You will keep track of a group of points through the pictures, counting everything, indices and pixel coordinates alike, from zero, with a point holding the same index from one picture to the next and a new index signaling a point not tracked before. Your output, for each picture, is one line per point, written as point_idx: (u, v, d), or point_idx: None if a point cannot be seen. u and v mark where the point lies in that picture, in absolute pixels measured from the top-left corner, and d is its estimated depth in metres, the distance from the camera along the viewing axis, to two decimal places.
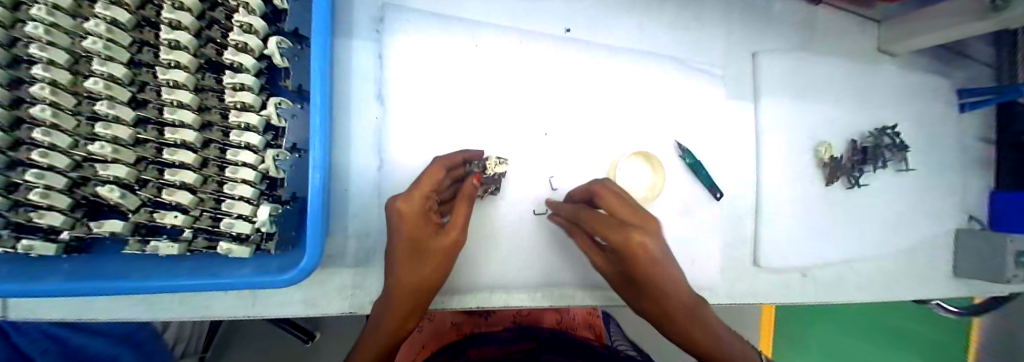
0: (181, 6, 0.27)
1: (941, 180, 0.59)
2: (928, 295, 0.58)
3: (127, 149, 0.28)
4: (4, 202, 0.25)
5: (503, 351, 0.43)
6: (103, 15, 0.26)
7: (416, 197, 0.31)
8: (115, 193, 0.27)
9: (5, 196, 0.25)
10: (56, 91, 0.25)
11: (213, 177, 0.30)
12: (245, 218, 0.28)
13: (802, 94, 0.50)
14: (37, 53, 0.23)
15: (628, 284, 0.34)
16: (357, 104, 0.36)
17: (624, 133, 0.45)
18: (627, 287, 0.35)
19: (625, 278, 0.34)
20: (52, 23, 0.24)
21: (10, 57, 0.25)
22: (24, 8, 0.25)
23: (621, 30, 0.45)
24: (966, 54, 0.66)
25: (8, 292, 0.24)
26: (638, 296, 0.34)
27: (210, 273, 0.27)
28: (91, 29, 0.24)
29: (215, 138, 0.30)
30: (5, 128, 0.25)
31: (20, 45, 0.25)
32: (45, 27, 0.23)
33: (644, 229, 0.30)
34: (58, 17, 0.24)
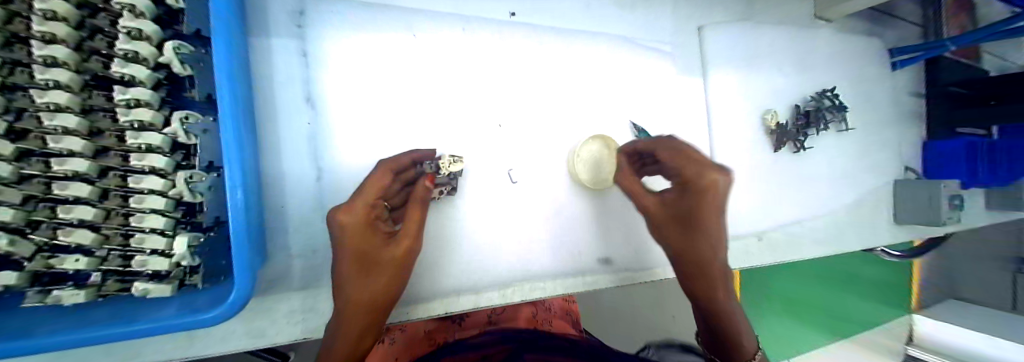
0: (54, 16, 0.23)
1: (879, 135, 0.63)
2: (873, 244, 0.63)
3: (10, 188, 0.24)
4: None
5: (482, 356, 0.43)
6: None
7: (359, 208, 0.29)
8: (4, 242, 0.23)
9: None
10: None
11: (116, 210, 0.27)
12: (160, 252, 0.26)
13: (749, 64, 0.51)
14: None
15: (671, 221, 0.36)
16: (285, 111, 0.33)
17: (577, 118, 0.44)
18: (672, 229, 0.36)
19: (680, 218, 0.35)
20: None
21: None
22: None
23: (565, 9, 0.43)
24: (896, 15, 0.69)
25: None
26: (683, 237, 0.35)
27: (126, 320, 0.25)
28: None
29: (114, 164, 0.27)
30: None
31: None
32: None
33: (722, 177, 0.33)
34: None
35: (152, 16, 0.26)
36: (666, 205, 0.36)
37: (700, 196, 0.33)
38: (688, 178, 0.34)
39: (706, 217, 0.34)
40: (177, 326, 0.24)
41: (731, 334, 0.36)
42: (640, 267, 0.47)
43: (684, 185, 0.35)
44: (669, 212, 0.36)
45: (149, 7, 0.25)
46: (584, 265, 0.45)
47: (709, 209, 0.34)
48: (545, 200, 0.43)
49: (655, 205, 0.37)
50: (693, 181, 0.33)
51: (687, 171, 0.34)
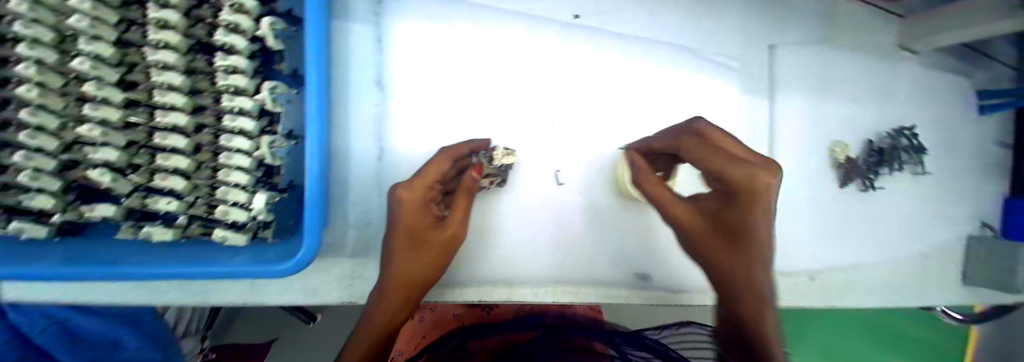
0: None
1: (959, 184, 0.57)
2: (937, 303, 0.57)
3: (118, 132, 0.27)
4: None
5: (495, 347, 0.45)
6: None
7: (419, 186, 0.29)
8: (105, 177, 0.26)
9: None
10: (44, 71, 0.25)
11: (207, 163, 0.29)
12: (241, 205, 0.28)
13: (820, 90, 0.48)
14: (22, 30, 0.23)
15: (713, 231, 0.27)
16: (355, 90, 0.34)
17: (631, 128, 0.43)
18: (721, 250, 0.27)
19: (718, 227, 0.27)
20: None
21: None
22: None
23: (634, 15, 0.42)
24: (993, 54, 0.63)
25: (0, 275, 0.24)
26: (732, 260, 0.26)
27: (205, 261, 0.27)
28: (75, 5, 0.23)
29: (207, 123, 0.28)
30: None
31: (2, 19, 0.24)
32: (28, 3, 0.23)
33: (771, 173, 0.23)
34: None
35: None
36: (702, 212, 0.28)
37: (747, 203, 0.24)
38: (730, 180, 0.25)
39: (753, 234, 0.25)
40: (250, 274, 0.26)
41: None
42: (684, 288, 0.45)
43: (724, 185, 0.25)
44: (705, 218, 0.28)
45: None
46: (613, 275, 0.43)
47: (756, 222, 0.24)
48: (585, 205, 0.43)
49: (686, 212, 0.28)
50: (738, 184, 0.24)
51: (719, 166, 0.25)
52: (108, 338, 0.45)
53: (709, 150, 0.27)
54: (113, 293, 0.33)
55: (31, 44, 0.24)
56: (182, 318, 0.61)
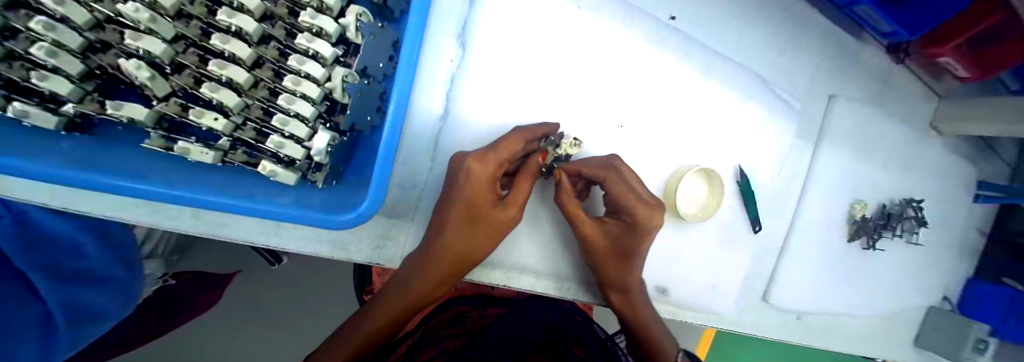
0: None
1: (939, 260, 0.62)
2: (890, 359, 0.62)
3: (165, 20, 0.23)
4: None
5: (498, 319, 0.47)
6: None
7: (491, 160, 0.28)
8: (142, 71, 0.22)
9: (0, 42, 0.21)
10: None
11: (265, 82, 0.26)
12: (296, 139, 0.25)
13: (859, 148, 0.49)
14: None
15: (610, 253, 0.34)
16: (434, 42, 0.32)
17: (692, 146, 0.41)
18: (608, 262, 0.35)
19: (616, 249, 0.34)
20: None
21: None
22: None
23: (723, 32, 0.40)
24: (995, 150, 0.68)
25: None
26: (615, 270, 0.35)
27: (246, 195, 0.24)
28: None
29: (278, 36, 0.25)
30: None
31: None
32: None
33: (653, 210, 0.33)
34: None
35: None
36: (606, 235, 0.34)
37: (641, 236, 0.34)
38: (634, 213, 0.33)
39: (636, 255, 0.35)
40: (300, 220, 0.24)
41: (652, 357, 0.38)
42: (697, 309, 0.45)
43: (628, 219, 0.34)
44: (608, 241, 0.34)
45: None
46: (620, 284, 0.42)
47: (641, 244, 0.34)
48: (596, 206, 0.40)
49: (591, 234, 0.33)
50: (640, 218, 0.33)
51: (631, 203, 0.33)
52: (66, 243, 0.36)
53: (623, 187, 0.33)
54: (99, 204, 0.27)
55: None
56: (151, 234, 0.50)
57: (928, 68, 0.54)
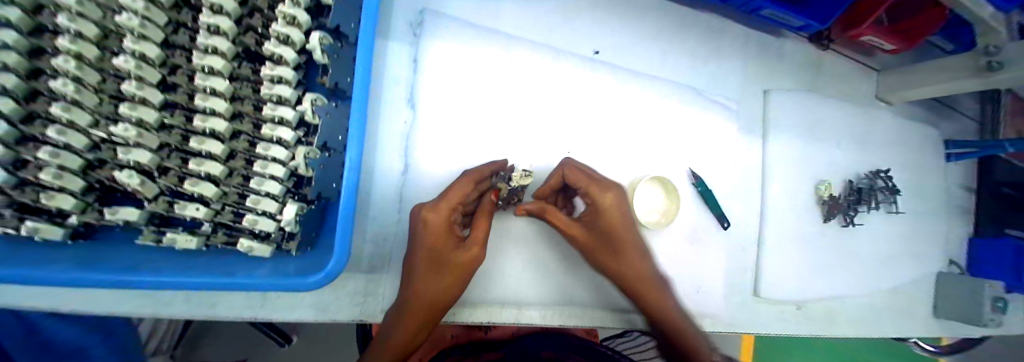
0: None
1: (928, 224, 0.62)
2: (914, 336, 0.59)
3: (151, 133, 0.28)
4: (8, 177, 0.26)
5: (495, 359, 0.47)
6: None
7: (443, 208, 0.30)
8: (133, 179, 0.26)
9: (12, 173, 0.26)
10: (80, 66, 0.26)
11: (239, 171, 0.29)
12: (269, 215, 0.29)
13: (807, 132, 0.52)
14: (66, 24, 0.25)
15: (600, 245, 0.35)
16: (388, 107, 0.36)
17: (642, 158, 0.44)
18: (602, 253, 0.35)
19: (603, 239, 0.35)
20: None
21: (32, 46, 0.27)
22: (44, 32, 0.28)
23: (646, 55, 0.45)
24: (955, 108, 0.70)
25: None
26: (612, 260, 0.35)
27: (226, 272, 0.27)
28: (128, 3, 0.25)
29: (244, 129, 0.29)
30: (20, 98, 0.26)
31: (45, 34, 0.28)
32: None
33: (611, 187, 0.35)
34: None
35: (306, 28, 0.30)
36: (587, 227, 0.36)
37: (609, 209, 0.34)
38: (598, 199, 0.35)
39: (625, 245, 0.35)
40: (272, 287, 0.26)
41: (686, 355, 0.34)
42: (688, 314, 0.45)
43: (594, 205, 0.35)
44: (592, 232, 0.35)
45: (307, 20, 0.29)
46: (605, 303, 0.42)
47: (621, 224, 0.35)
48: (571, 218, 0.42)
49: (574, 230, 0.35)
50: (603, 200, 0.35)
51: (592, 189, 0.35)
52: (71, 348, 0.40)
53: (583, 176, 0.36)
54: (98, 303, 0.30)
55: (71, 37, 0.26)
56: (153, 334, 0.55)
57: (856, 48, 0.58)
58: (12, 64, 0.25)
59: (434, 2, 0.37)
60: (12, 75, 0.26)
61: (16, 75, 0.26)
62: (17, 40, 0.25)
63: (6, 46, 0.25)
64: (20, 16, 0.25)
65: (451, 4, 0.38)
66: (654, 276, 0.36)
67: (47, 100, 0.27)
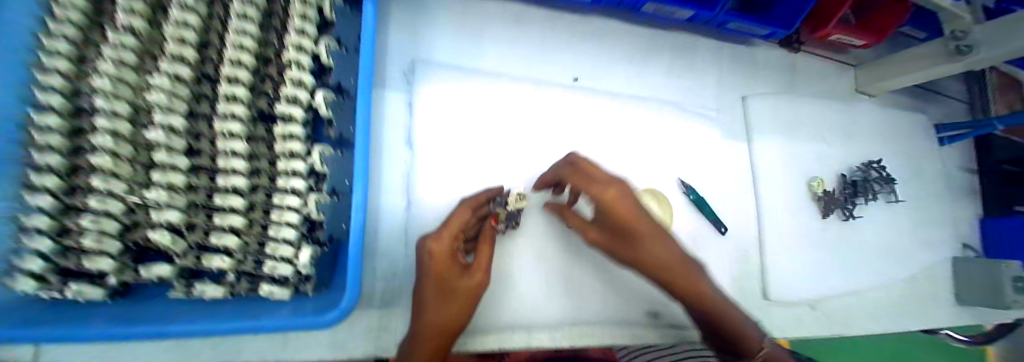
0: (240, 63, 0.32)
1: (932, 209, 0.62)
2: (942, 327, 0.57)
3: (180, 195, 0.31)
4: (55, 247, 0.29)
5: None
6: (167, 71, 0.31)
7: (445, 237, 0.32)
8: (165, 238, 0.29)
9: (57, 242, 0.29)
10: (116, 140, 0.31)
11: (258, 221, 0.32)
12: (286, 260, 0.31)
13: (789, 132, 0.55)
14: (102, 104, 0.30)
15: (615, 242, 0.33)
16: (388, 148, 0.39)
17: (632, 173, 0.46)
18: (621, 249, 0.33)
19: (616, 236, 0.32)
20: (117, 77, 0.32)
21: (72, 127, 0.32)
22: (81, 115, 0.33)
23: (622, 76, 0.48)
24: (941, 92, 0.71)
25: (52, 336, 0.25)
26: (634, 255, 0.32)
27: (251, 316, 0.29)
28: (156, 81, 0.30)
29: (262, 184, 0.32)
30: (63, 174, 0.31)
31: (81, 116, 0.33)
32: (110, 79, 0.31)
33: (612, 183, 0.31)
34: (124, 72, 0.32)
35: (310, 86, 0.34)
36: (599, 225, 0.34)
37: (616, 206, 0.30)
38: (601, 199, 0.31)
39: (644, 239, 0.31)
40: (292, 327, 0.28)
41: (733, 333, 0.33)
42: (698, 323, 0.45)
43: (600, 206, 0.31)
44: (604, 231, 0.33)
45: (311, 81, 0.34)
46: (613, 320, 0.43)
47: (635, 220, 0.30)
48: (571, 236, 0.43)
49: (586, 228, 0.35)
50: (605, 200, 0.30)
51: (592, 189, 0.31)
52: None
53: (581, 175, 0.33)
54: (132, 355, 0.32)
55: (108, 117, 0.31)
56: None
57: (829, 47, 0.60)
58: (55, 143, 0.30)
59: (422, 53, 0.42)
60: (55, 153, 0.30)
61: (59, 152, 0.30)
62: (58, 122, 0.30)
63: (52, 129, 0.30)
64: (61, 101, 0.31)
65: (437, 53, 0.43)
66: (687, 261, 0.32)
67: (83, 172, 0.31)
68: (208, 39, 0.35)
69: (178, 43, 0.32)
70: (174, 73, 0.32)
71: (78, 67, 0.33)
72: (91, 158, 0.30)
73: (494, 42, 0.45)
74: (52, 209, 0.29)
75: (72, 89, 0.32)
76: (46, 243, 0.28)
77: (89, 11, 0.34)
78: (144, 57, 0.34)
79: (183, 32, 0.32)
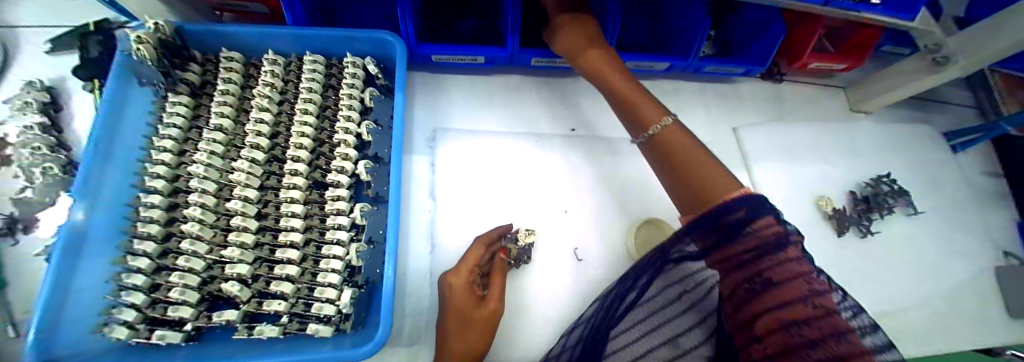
0: (301, 146, 0.41)
1: (961, 218, 0.60)
2: (1014, 348, 0.52)
3: (249, 251, 0.38)
4: (148, 299, 0.36)
5: None
6: (247, 156, 0.41)
7: (463, 271, 0.37)
8: (235, 287, 0.35)
9: (149, 295, 0.36)
10: (204, 211, 0.39)
11: (308, 270, 0.38)
12: (330, 301, 0.36)
13: (784, 153, 0.57)
14: (197, 185, 0.39)
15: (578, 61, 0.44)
16: (415, 201, 0.46)
17: (631, 206, 0.51)
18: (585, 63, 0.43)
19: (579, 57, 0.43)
20: (208, 163, 0.41)
21: (171, 202, 0.41)
22: (178, 194, 0.42)
23: (614, 123, 0.56)
24: (944, 102, 0.72)
25: None
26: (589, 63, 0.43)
27: (299, 351, 0.33)
28: (239, 166, 0.39)
29: (313, 237, 0.39)
30: (160, 239, 0.39)
31: (177, 194, 0.42)
32: (203, 166, 0.40)
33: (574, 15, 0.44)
34: (213, 159, 0.41)
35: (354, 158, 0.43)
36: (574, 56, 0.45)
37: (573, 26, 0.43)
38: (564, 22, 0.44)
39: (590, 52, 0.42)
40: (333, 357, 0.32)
41: (691, 164, 0.32)
42: None
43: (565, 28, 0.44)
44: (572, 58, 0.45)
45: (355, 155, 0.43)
46: None
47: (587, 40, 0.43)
48: (580, 266, 0.46)
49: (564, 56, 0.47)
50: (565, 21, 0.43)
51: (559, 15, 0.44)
52: None
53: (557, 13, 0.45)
54: None
55: (200, 194, 0.39)
56: None
57: (814, 73, 0.65)
58: (157, 217, 0.38)
59: (441, 122, 0.51)
60: (155, 224, 0.38)
61: (158, 224, 0.38)
62: (161, 200, 0.39)
63: (155, 205, 0.39)
64: (164, 184, 0.40)
65: (454, 120, 0.51)
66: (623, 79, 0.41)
67: (175, 238, 0.39)
68: (276, 130, 0.45)
69: (256, 135, 0.42)
70: (253, 157, 0.41)
71: (178, 158, 0.43)
72: (184, 225, 0.38)
73: (501, 106, 0.54)
74: (148, 268, 0.37)
75: (173, 174, 0.42)
76: (139, 296, 0.35)
77: (189, 117, 0.45)
78: (229, 148, 0.44)
79: (260, 127, 0.42)
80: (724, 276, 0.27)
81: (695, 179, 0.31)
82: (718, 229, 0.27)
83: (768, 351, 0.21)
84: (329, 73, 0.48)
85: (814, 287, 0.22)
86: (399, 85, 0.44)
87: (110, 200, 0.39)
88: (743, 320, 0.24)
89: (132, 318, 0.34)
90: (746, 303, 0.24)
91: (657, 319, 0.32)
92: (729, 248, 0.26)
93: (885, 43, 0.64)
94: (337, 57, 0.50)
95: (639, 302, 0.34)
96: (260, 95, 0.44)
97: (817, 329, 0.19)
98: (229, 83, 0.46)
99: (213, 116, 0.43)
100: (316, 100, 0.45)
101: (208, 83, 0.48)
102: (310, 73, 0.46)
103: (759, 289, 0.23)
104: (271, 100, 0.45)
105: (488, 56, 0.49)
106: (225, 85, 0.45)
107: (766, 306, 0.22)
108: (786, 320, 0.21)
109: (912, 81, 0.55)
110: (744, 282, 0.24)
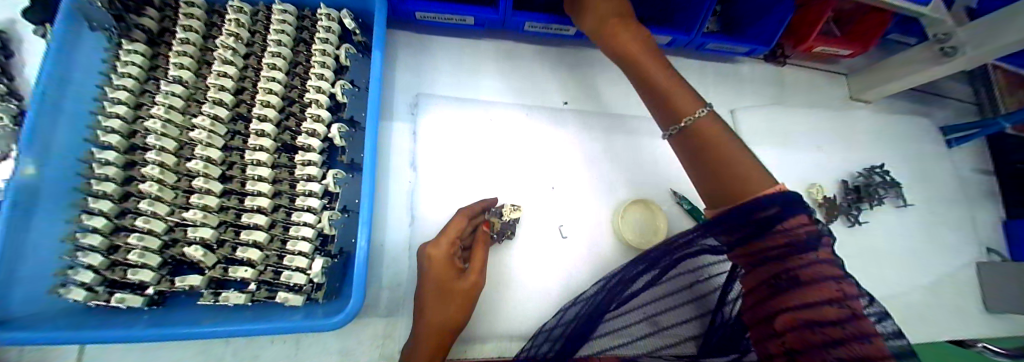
0: (268, 104, 0.38)
1: (945, 212, 0.60)
2: (979, 338, 0.53)
3: (213, 214, 0.35)
4: (105, 262, 0.33)
5: None
6: (208, 112, 0.37)
7: (442, 243, 0.35)
8: (198, 251, 0.33)
9: (106, 257, 0.34)
10: (162, 170, 0.36)
11: (277, 236, 0.36)
12: (301, 270, 0.34)
13: (780, 139, 0.56)
14: (154, 141, 0.36)
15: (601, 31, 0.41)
16: (394, 170, 0.43)
17: (620, 185, 0.50)
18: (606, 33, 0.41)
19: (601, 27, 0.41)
20: (166, 119, 0.37)
21: (127, 160, 0.37)
22: (135, 151, 0.38)
23: (608, 98, 0.53)
24: (943, 95, 0.71)
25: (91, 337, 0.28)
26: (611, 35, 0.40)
27: (270, 319, 0.32)
28: (199, 123, 0.36)
29: (283, 203, 0.37)
30: (116, 199, 0.36)
31: (135, 152, 0.38)
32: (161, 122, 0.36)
33: None
34: (172, 114, 0.38)
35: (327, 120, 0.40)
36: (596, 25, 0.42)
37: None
38: None
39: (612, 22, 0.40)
40: (305, 327, 0.31)
41: (720, 156, 0.31)
42: None
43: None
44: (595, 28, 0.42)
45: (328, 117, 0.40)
46: None
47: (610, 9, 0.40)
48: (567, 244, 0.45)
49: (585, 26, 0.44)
50: None
51: None
52: None
53: None
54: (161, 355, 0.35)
55: (158, 151, 0.36)
56: None
57: (818, 58, 0.62)
58: (110, 175, 0.35)
59: (425, 87, 0.48)
60: (110, 183, 0.35)
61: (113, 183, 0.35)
62: (116, 156, 0.36)
63: (110, 163, 0.35)
64: (119, 140, 0.36)
65: (439, 87, 0.48)
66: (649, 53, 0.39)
67: (132, 198, 0.36)
68: (242, 86, 0.41)
69: (219, 90, 0.39)
70: (215, 114, 0.38)
71: (134, 111, 0.39)
72: (141, 184, 0.35)
73: (491, 74, 0.50)
74: (104, 229, 0.34)
75: (129, 129, 0.38)
76: (97, 258, 0.32)
77: (146, 68, 0.40)
78: (190, 103, 0.40)
79: (224, 82, 0.39)
80: (749, 274, 0.28)
81: (727, 175, 0.30)
82: (749, 222, 0.27)
83: (785, 347, 0.22)
84: (301, 26, 0.44)
85: (844, 288, 0.22)
86: (378, 43, 0.40)
87: (59, 154, 0.35)
88: (765, 314, 0.25)
89: (89, 280, 0.32)
90: (769, 298, 0.25)
91: (663, 304, 0.33)
92: (756, 247, 0.27)
93: (894, 31, 0.62)
94: (311, 9, 0.46)
95: (652, 285, 0.34)
96: (223, 46, 0.40)
97: (840, 328, 0.20)
98: (189, 32, 0.41)
99: (172, 66, 0.39)
100: (285, 55, 0.41)
101: (167, 31, 0.44)
102: (279, 25, 0.41)
103: (784, 286, 0.24)
104: (236, 53, 0.41)
105: (477, 16, 0.45)
106: (184, 33, 0.41)
107: (791, 304, 0.23)
108: (808, 319, 0.21)
109: (915, 72, 0.53)
110: (769, 279, 0.25)
